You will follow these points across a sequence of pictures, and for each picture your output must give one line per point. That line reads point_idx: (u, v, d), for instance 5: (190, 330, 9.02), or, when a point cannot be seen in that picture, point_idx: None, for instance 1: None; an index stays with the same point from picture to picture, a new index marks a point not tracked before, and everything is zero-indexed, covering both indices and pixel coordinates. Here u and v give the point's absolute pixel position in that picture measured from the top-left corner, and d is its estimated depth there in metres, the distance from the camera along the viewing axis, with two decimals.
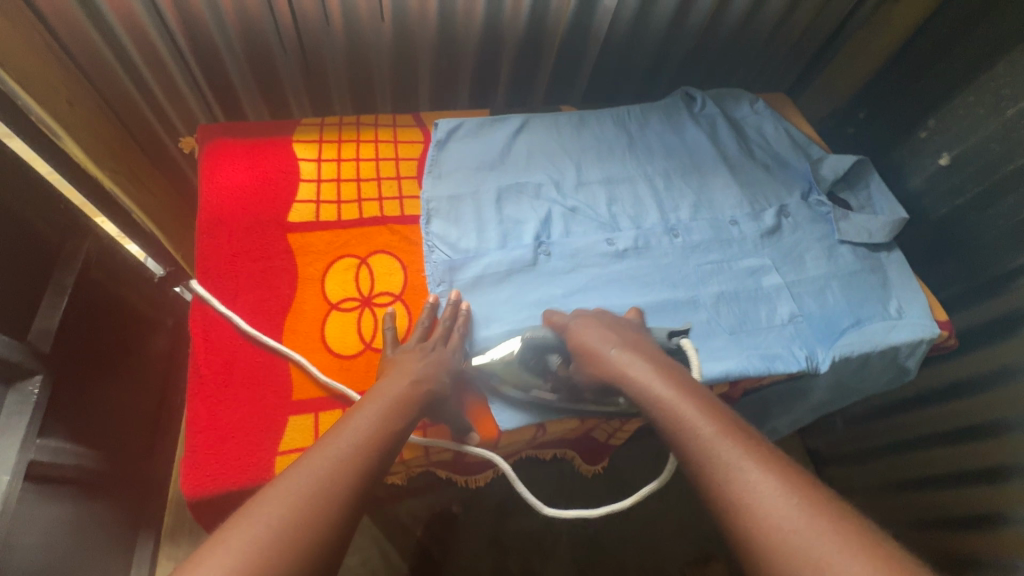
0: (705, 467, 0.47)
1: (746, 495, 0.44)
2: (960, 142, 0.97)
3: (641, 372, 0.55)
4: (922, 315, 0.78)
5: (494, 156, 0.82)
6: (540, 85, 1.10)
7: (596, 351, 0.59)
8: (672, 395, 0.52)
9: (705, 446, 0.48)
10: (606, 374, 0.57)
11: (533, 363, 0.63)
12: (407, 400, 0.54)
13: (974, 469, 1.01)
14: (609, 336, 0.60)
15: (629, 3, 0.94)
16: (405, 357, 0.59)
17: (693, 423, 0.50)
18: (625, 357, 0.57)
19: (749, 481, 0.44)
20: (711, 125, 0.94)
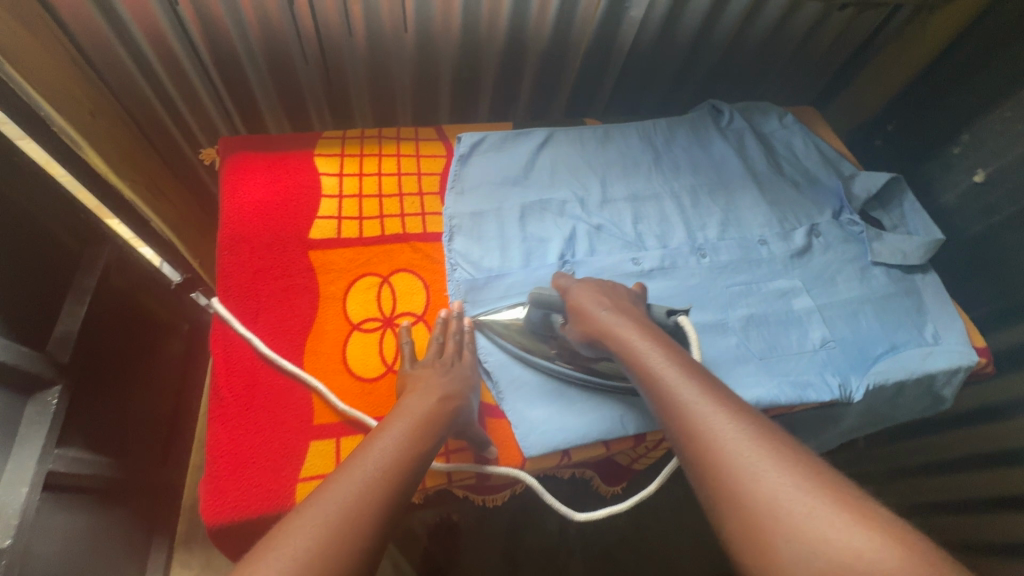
0: (685, 429, 0.45)
1: (725, 454, 0.42)
2: (996, 158, 0.94)
3: (627, 336, 0.54)
4: (960, 342, 0.76)
5: (518, 171, 0.81)
6: (561, 96, 1.08)
7: (590, 311, 0.58)
8: (655, 357, 0.51)
9: (684, 407, 0.46)
10: (598, 333, 0.57)
11: (540, 323, 0.65)
12: (432, 418, 0.53)
13: (1003, 496, 0.98)
14: (606, 298, 0.59)
15: (656, 14, 0.92)
16: (426, 376, 0.58)
17: (673, 385, 0.48)
18: (614, 321, 0.56)
19: (726, 441, 0.43)
20: (739, 140, 0.91)
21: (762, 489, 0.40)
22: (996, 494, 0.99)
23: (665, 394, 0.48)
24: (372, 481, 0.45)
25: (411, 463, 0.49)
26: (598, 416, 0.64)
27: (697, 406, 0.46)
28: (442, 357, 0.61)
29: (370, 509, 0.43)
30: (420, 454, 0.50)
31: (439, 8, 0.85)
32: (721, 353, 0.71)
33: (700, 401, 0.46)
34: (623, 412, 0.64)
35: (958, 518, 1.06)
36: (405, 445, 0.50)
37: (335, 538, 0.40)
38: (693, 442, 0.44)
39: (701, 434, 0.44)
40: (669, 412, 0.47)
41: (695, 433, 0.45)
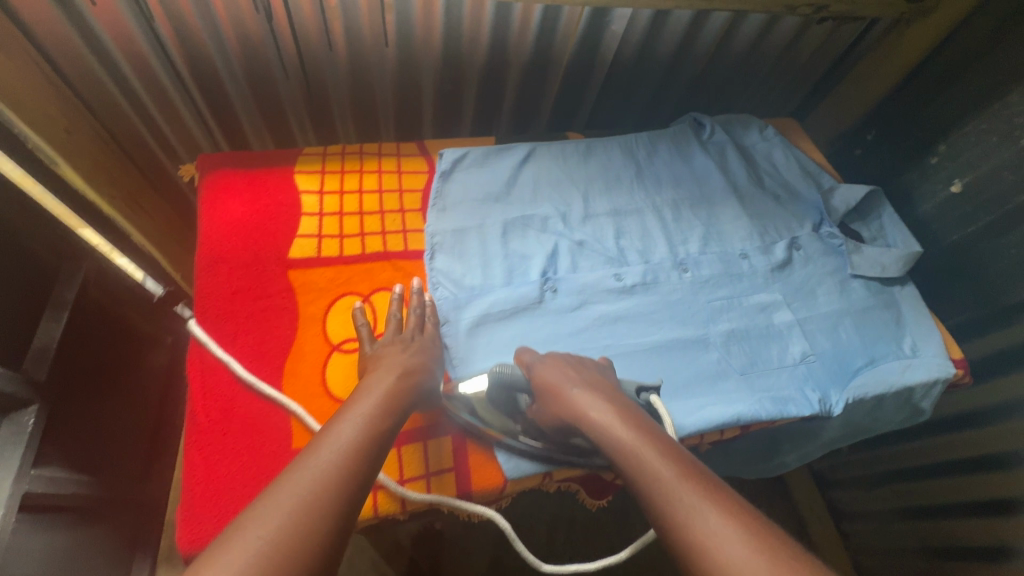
0: (673, 524, 0.44)
1: (725, 560, 0.40)
2: (971, 169, 0.95)
3: (606, 421, 0.53)
4: (937, 354, 0.77)
5: (500, 188, 0.81)
6: (545, 109, 1.08)
7: (561, 390, 0.58)
8: (638, 447, 0.50)
9: (675, 505, 0.44)
10: (571, 415, 0.56)
11: (501, 400, 0.63)
12: (393, 395, 0.55)
13: (984, 501, 0.99)
14: (572, 374, 0.59)
15: (637, 27, 0.93)
16: (385, 358, 0.60)
17: (660, 479, 0.47)
18: (590, 402, 0.55)
19: (725, 545, 0.41)
20: (720, 153, 0.92)
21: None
22: (978, 499, 1.00)
23: (653, 487, 0.47)
24: (336, 459, 0.46)
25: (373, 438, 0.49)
26: None
27: (688, 503, 0.44)
28: (402, 331, 0.64)
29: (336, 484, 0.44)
30: (383, 429, 0.51)
31: (420, 22, 0.85)
32: (703, 368, 0.71)
33: (690, 496, 0.44)
34: None
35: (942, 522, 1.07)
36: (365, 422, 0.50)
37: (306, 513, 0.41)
38: (689, 545, 0.42)
39: (697, 536, 0.42)
40: (659, 510, 0.45)
41: (690, 535, 0.43)
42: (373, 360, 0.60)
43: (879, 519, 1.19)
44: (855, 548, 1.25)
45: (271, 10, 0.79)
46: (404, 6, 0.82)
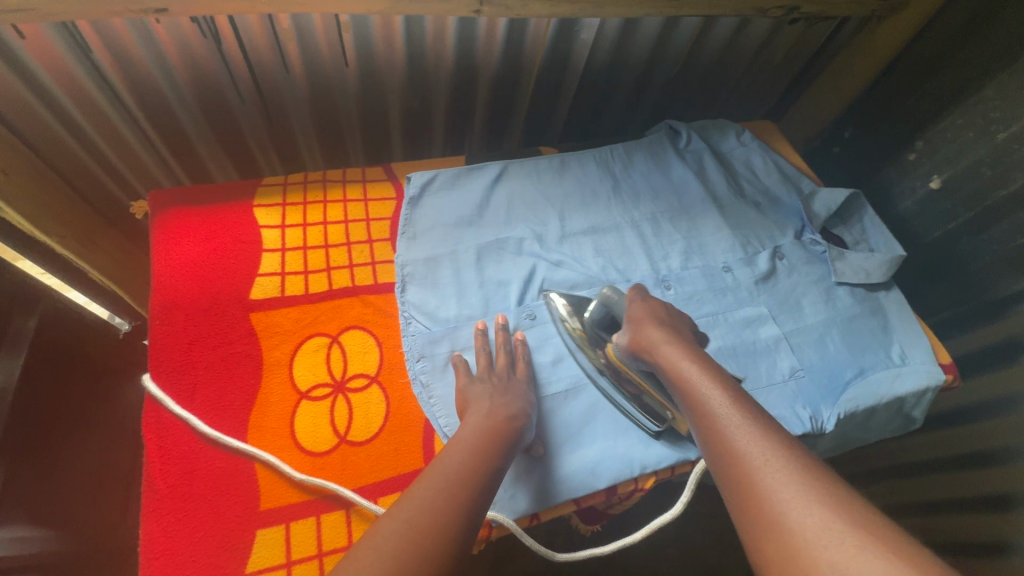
0: (721, 449, 0.49)
1: (758, 476, 0.45)
2: (949, 165, 0.94)
3: (680, 362, 0.58)
4: (926, 361, 0.75)
5: (472, 211, 0.78)
6: (517, 121, 1.05)
7: (651, 324, 0.63)
8: (704, 386, 0.55)
9: (725, 431, 0.50)
10: (652, 353, 0.61)
11: (602, 322, 0.69)
12: (492, 437, 0.54)
13: (978, 497, 0.97)
14: (664, 318, 0.64)
15: (606, 34, 0.90)
16: (488, 399, 0.59)
17: (716, 410, 0.52)
18: (668, 348, 0.60)
19: (759, 465, 0.46)
20: (698, 161, 0.90)
21: (786, 509, 0.42)
22: (972, 495, 0.98)
23: (708, 418, 0.52)
24: (451, 482, 0.49)
25: (486, 465, 0.52)
26: (565, 469, 0.62)
27: (735, 432, 0.49)
28: (497, 371, 0.63)
29: (453, 505, 0.47)
30: (488, 463, 0.52)
31: (381, 40, 0.81)
32: None
33: (739, 427, 0.49)
34: (592, 462, 0.62)
35: (935, 519, 1.05)
36: (472, 452, 0.52)
37: (416, 539, 0.43)
38: (728, 463, 0.48)
39: (736, 455, 0.47)
40: (708, 435, 0.51)
41: (733, 455, 0.48)
42: (473, 400, 0.59)
43: None
44: None
45: (219, 35, 0.75)
46: (361, 24, 0.78)
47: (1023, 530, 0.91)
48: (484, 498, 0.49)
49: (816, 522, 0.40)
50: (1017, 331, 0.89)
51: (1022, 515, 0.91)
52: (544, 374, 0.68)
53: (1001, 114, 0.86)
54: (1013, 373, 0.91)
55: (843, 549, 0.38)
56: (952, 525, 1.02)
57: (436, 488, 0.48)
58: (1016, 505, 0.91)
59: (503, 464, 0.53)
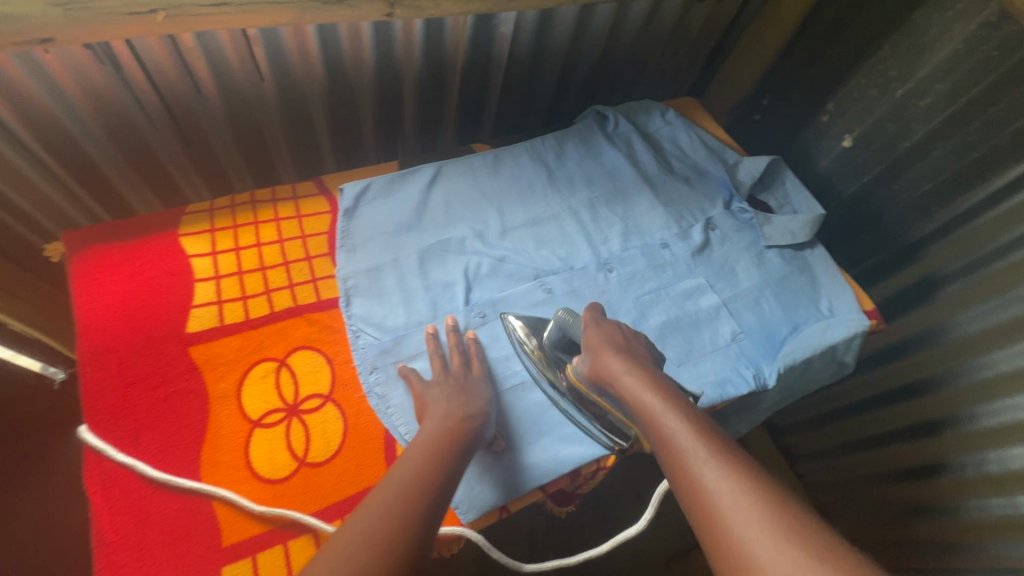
0: (690, 488, 0.50)
1: (727, 517, 0.46)
2: (858, 123, 1.02)
3: (642, 393, 0.59)
4: (852, 309, 0.81)
5: (410, 216, 0.77)
6: (449, 119, 1.04)
7: (607, 350, 0.63)
8: (668, 419, 0.55)
9: (693, 471, 0.50)
10: (612, 384, 0.61)
11: (559, 343, 0.69)
12: (449, 435, 0.55)
13: (912, 425, 1.05)
14: (619, 343, 0.65)
15: (525, 26, 0.91)
16: (445, 401, 0.59)
17: (680, 446, 0.53)
18: (631, 378, 0.60)
19: (725, 503, 0.47)
20: (627, 144, 0.92)
21: (755, 549, 0.43)
22: (907, 424, 1.05)
23: (674, 454, 0.53)
24: (411, 486, 0.49)
25: (444, 466, 0.52)
26: (529, 460, 0.64)
27: (702, 468, 0.50)
28: (452, 372, 0.64)
29: (413, 507, 0.48)
30: (445, 462, 0.53)
31: (295, 51, 0.79)
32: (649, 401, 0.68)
33: (705, 463, 0.50)
34: (555, 449, 0.65)
35: (877, 451, 1.13)
36: (432, 453, 0.53)
37: (369, 544, 0.43)
38: (697, 500, 0.49)
39: (705, 496, 0.48)
40: (676, 472, 0.52)
41: (701, 492, 0.49)
42: (431, 403, 0.60)
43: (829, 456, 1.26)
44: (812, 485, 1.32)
45: (119, 60, 0.71)
46: (272, 36, 0.76)
47: (953, 448, 0.98)
48: (443, 496, 0.50)
49: (787, 564, 0.41)
50: (930, 270, 0.98)
51: (951, 436, 0.98)
52: (500, 369, 0.69)
53: (898, 72, 0.93)
54: (931, 309, 0.99)
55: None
56: (890, 453, 1.10)
57: (391, 493, 0.48)
58: (944, 430, 0.99)
59: (459, 462, 0.54)
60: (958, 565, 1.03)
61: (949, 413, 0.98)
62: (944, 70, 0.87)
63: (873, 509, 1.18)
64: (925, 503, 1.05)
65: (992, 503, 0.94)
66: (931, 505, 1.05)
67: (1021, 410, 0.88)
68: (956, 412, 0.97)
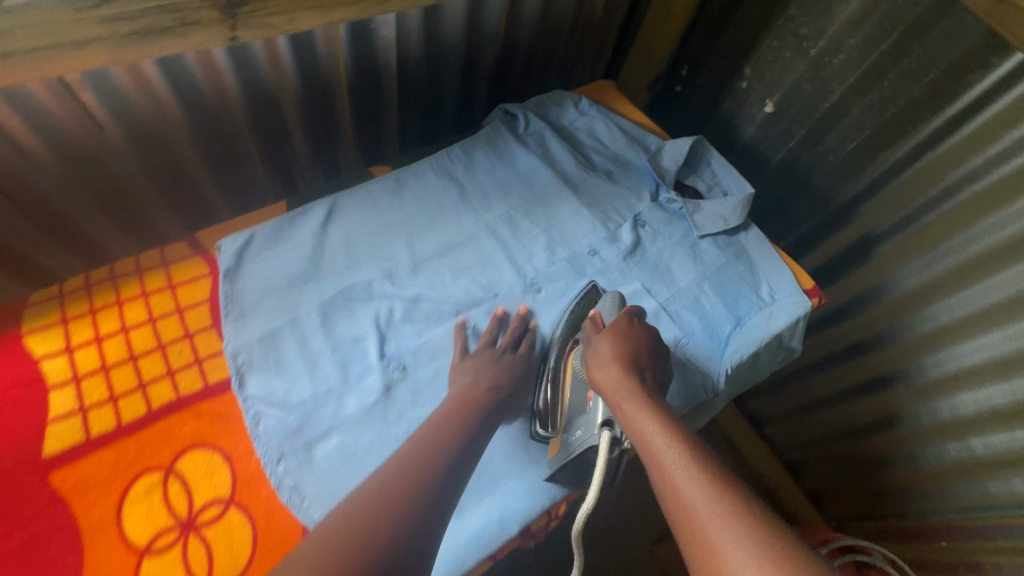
0: (680, 514, 0.43)
1: (720, 550, 0.39)
2: (777, 87, 0.98)
3: (637, 414, 0.51)
4: (792, 292, 0.77)
5: (305, 265, 0.68)
6: (347, 139, 0.93)
7: (619, 362, 0.57)
8: (663, 443, 0.48)
9: (683, 493, 0.43)
10: (612, 400, 0.54)
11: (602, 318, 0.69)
12: (467, 409, 0.56)
13: (868, 380, 1.02)
14: (635, 356, 0.58)
15: (410, 26, 0.80)
16: (475, 372, 0.60)
17: (675, 475, 0.45)
18: (621, 387, 0.55)
19: (725, 542, 0.39)
20: (541, 143, 0.85)
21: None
22: (863, 380, 1.03)
23: (662, 473, 0.46)
24: (394, 482, 0.46)
25: (450, 447, 0.51)
26: (471, 528, 0.57)
27: (699, 501, 0.42)
28: (494, 349, 0.64)
29: (392, 507, 0.44)
30: (465, 434, 0.53)
31: (137, 92, 0.66)
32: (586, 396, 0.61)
33: (701, 495, 0.42)
34: (500, 510, 0.58)
35: (834, 409, 1.11)
36: (442, 430, 0.53)
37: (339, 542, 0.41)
38: (693, 538, 0.41)
39: (695, 523, 0.41)
40: (670, 503, 0.44)
41: (698, 526, 0.41)
42: (457, 375, 0.61)
43: (790, 416, 1.21)
44: (781, 447, 1.26)
45: None
46: (97, 78, 0.62)
47: (907, 400, 0.96)
48: (448, 484, 0.48)
49: None
50: (867, 230, 0.95)
51: (904, 389, 0.96)
52: None
53: (809, 31, 0.89)
54: (871, 269, 0.96)
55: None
56: (849, 410, 1.07)
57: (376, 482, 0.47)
58: (899, 383, 0.97)
59: (477, 436, 0.54)
60: (918, 509, 1.00)
61: (901, 366, 0.96)
62: (854, 24, 0.84)
63: (834, 464, 1.15)
64: (886, 455, 1.02)
65: (948, 449, 0.92)
66: (894, 457, 1.01)
67: (963, 358, 0.86)
68: (908, 365, 0.94)
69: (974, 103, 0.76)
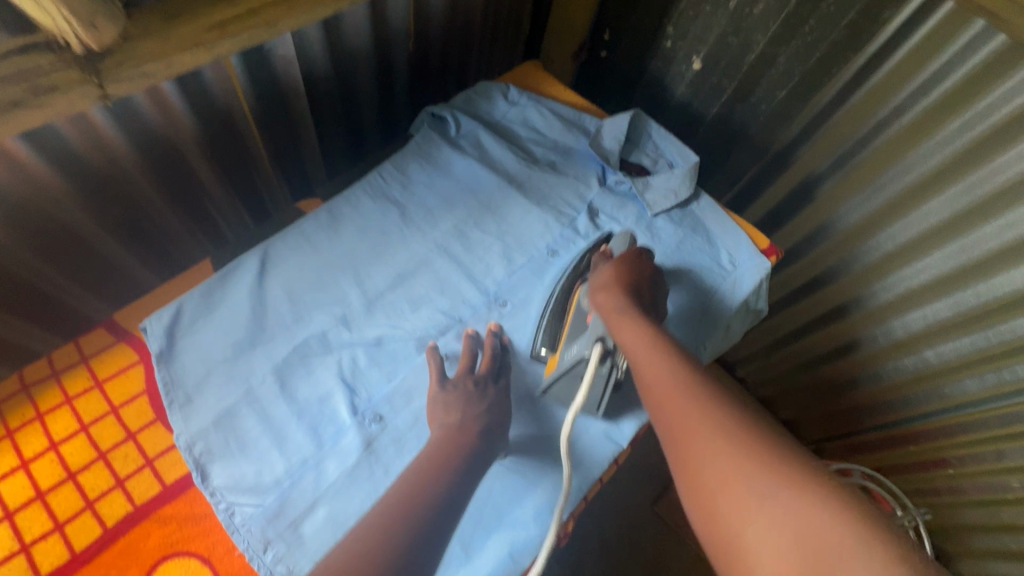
0: (660, 403, 0.47)
1: (690, 428, 0.43)
2: (702, 43, 0.96)
3: (628, 327, 0.55)
4: (752, 255, 0.77)
5: (248, 329, 0.62)
6: (263, 169, 0.84)
7: (619, 286, 0.60)
8: (647, 350, 0.51)
9: (665, 387, 0.47)
10: (606, 319, 0.58)
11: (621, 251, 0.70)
12: (452, 444, 0.53)
13: (824, 313, 1.03)
14: (636, 284, 0.61)
15: (307, 38, 0.72)
16: (462, 411, 0.56)
17: (654, 371, 0.49)
18: (620, 304, 0.58)
19: (692, 416, 0.43)
20: (476, 144, 0.80)
21: (714, 456, 0.40)
22: (820, 314, 1.04)
23: (648, 372, 0.50)
24: (400, 500, 0.47)
25: (439, 490, 0.49)
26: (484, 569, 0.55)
27: (679, 399, 0.45)
28: (475, 377, 0.60)
29: (407, 521, 0.45)
30: (452, 469, 0.51)
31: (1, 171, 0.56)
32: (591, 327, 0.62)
33: (682, 394, 0.46)
34: (509, 544, 0.56)
35: (797, 343, 1.12)
36: (436, 467, 0.50)
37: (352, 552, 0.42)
38: (671, 423, 0.45)
39: (672, 411, 0.45)
40: (653, 396, 0.48)
41: (675, 418, 0.44)
42: (441, 414, 0.57)
43: (758, 357, 1.22)
44: (754, 385, 1.27)
45: None
46: None
47: (862, 325, 0.98)
48: (439, 523, 0.46)
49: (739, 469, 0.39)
50: (806, 173, 0.95)
51: (859, 315, 0.97)
52: None
53: None
54: (815, 210, 0.96)
55: (776, 519, 0.35)
56: (811, 342, 1.08)
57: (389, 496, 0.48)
58: (853, 311, 0.98)
59: (471, 481, 0.51)
60: (885, 420, 1.04)
61: (855, 295, 0.96)
62: None
63: (806, 393, 1.17)
64: (849, 378, 1.06)
65: (905, 362, 0.95)
66: (859, 378, 1.04)
67: (906, 280, 0.88)
68: (859, 293, 0.95)
69: (893, 39, 0.75)
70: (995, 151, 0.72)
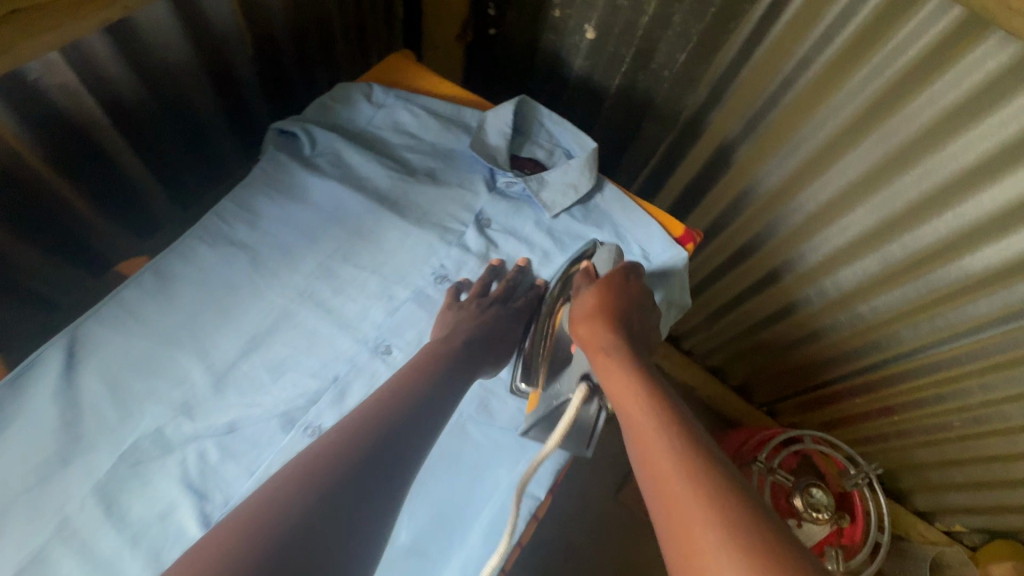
0: (642, 443, 0.39)
1: (669, 477, 0.35)
2: (591, 9, 0.86)
3: (609, 362, 0.47)
4: (664, 247, 0.68)
5: (58, 445, 0.49)
6: (89, 218, 0.68)
7: (604, 314, 0.52)
8: (629, 389, 0.44)
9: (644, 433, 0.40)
10: (591, 354, 0.50)
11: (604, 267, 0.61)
12: (407, 399, 0.44)
13: (758, 280, 0.97)
14: (623, 311, 0.53)
15: (94, 55, 0.57)
16: (454, 325, 0.57)
17: (635, 412, 0.42)
18: (608, 336, 0.50)
19: (672, 460, 0.36)
20: (338, 162, 0.68)
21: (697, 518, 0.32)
22: (754, 280, 0.98)
23: (629, 414, 0.42)
24: (343, 441, 0.37)
25: (389, 443, 0.39)
26: None
27: (662, 441, 0.38)
28: (484, 300, 0.60)
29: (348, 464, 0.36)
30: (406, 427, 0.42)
31: None
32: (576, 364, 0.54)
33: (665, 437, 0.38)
34: None
35: (735, 312, 1.06)
36: (393, 413, 0.42)
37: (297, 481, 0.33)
38: (648, 460, 0.37)
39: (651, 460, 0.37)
40: (634, 435, 0.40)
41: (652, 461, 0.37)
42: (440, 328, 0.58)
43: (699, 331, 1.16)
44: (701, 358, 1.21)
45: None
46: None
47: (796, 289, 0.92)
48: (387, 470, 0.37)
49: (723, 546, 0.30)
50: (717, 141, 0.87)
51: (791, 278, 0.92)
52: None
53: None
54: (733, 176, 0.88)
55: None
56: (750, 310, 1.03)
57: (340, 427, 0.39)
58: (785, 275, 0.92)
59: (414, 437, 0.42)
60: (830, 379, 1.01)
61: (785, 259, 0.90)
62: None
63: (751, 362, 1.13)
64: (789, 342, 1.01)
65: (841, 319, 0.90)
66: (798, 342, 1.00)
67: (832, 240, 0.83)
68: (788, 256, 0.89)
69: None
70: (905, 97, 0.65)
